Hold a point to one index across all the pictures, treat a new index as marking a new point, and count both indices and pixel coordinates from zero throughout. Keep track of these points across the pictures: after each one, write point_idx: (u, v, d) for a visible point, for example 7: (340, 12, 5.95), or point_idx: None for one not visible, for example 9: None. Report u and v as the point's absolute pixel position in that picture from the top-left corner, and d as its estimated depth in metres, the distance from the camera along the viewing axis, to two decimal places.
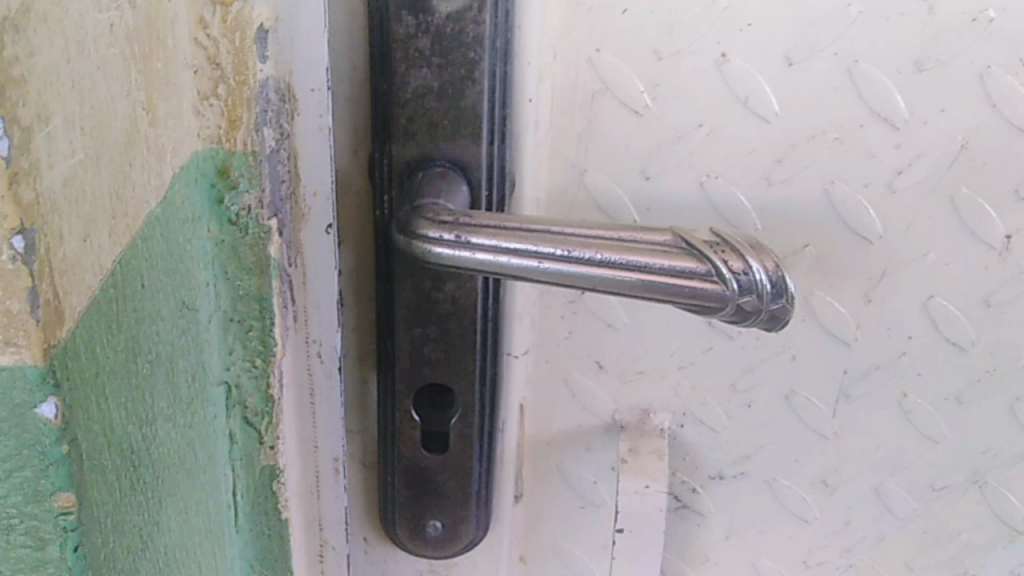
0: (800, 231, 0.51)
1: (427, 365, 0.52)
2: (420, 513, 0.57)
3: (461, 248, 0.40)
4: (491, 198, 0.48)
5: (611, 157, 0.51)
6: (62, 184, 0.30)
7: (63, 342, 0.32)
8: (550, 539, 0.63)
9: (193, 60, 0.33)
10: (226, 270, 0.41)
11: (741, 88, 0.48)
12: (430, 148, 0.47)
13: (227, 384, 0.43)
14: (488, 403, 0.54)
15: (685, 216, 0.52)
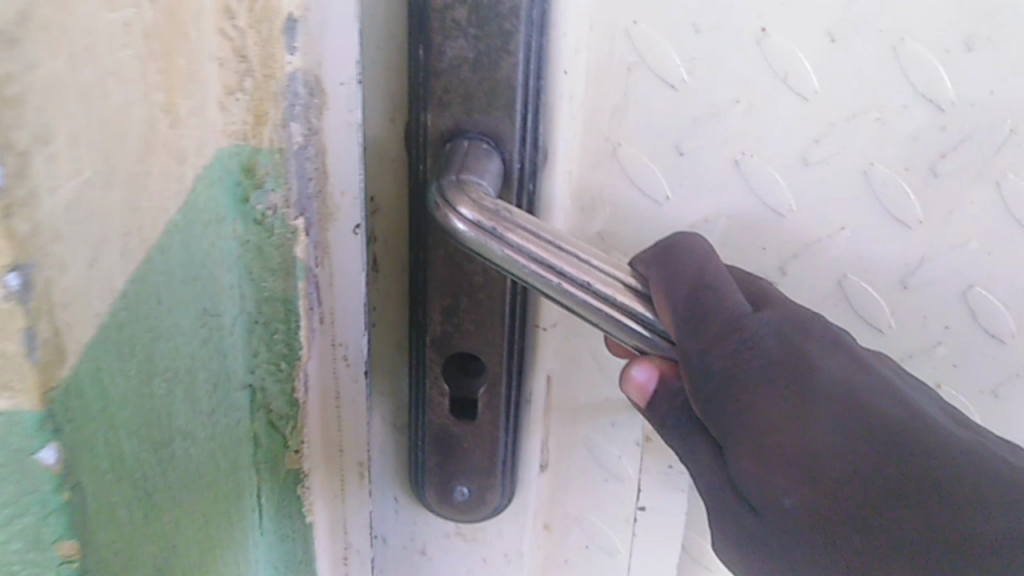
0: (833, 216, 0.46)
1: (456, 337, 0.50)
2: (441, 473, 0.54)
3: (490, 237, 0.40)
4: (522, 168, 0.45)
5: (643, 129, 0.46)
6: (65, 209, 0.22)
7: (65, 383, 0.23)
8: (573, 510, 0.59)
9: (220, 53, 0.35)
10: (251, 272, 0.40)
11: (779, 65, 0.43)
12: (463, 119, 0.44)
13: (251, 388, 0.42)
14: (516, 375, 0.52)
15: (725, 200, 0.47)
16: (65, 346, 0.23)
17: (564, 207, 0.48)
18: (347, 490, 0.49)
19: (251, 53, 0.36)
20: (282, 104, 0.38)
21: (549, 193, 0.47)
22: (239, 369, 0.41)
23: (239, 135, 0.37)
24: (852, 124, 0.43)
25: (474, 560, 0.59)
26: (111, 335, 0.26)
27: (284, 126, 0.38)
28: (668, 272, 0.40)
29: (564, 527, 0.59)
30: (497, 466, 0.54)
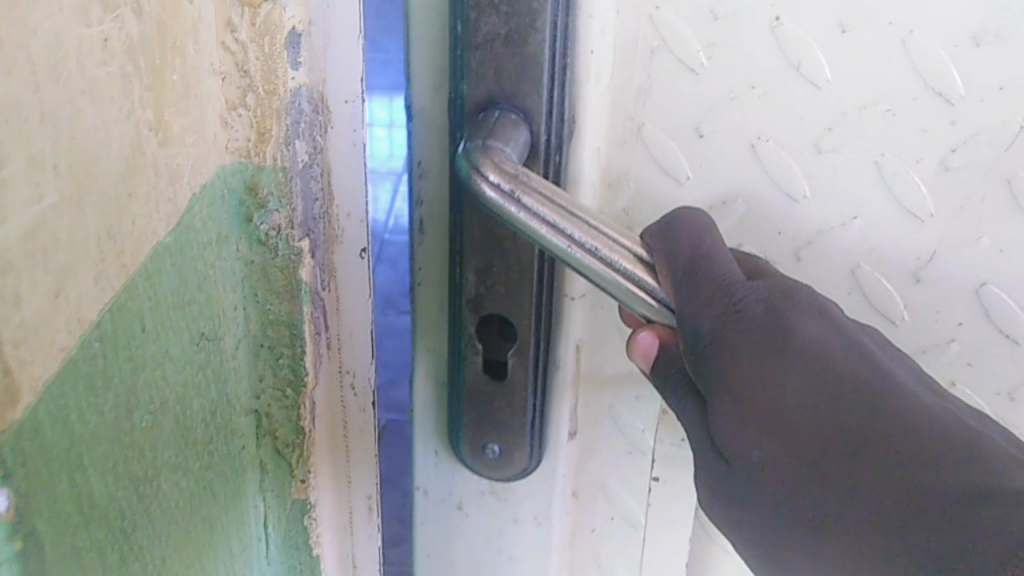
0: (848, 201, 0.43)
1: (492, 292, 0.47)
2: (475, 429, 0.52)
3: (509, 200, 0.39)
4: (549, 139, 0.43)
5: (662, 114, 0.44)
6: (17, 237, 0.21)
7: (15, 424, 0.21)
8: (597, 478, 0.54)
9: (222, 67, 0.34)
10: (257, 293, 0.38)
11: (794, 53, 0.40)
12: (495, 93, 0.43)
13: (257, 413, 0.40)
14: (545, 337, 0.49)
15: (734, 177, 0.44)
16: (17, 384, 0.21)
17: (593, 185, 0.46)
18: (357, 522, 0.48)
19: (252, 68, 0.34)
20: (284, 120, 0.36)
21: (576, 171, 0.45)
22: (246, 397, 0.39)
23: (243, 153, 0.35)
24: (862, 114, 0.41)
25: (513, 521, 0.55)
26: (80, 369, 0.24)
27: (287, 143, 0.37)
28: (667, 248, 0.39)
29: (595, 495, 0.55)
30: (533, 425, 0.51)
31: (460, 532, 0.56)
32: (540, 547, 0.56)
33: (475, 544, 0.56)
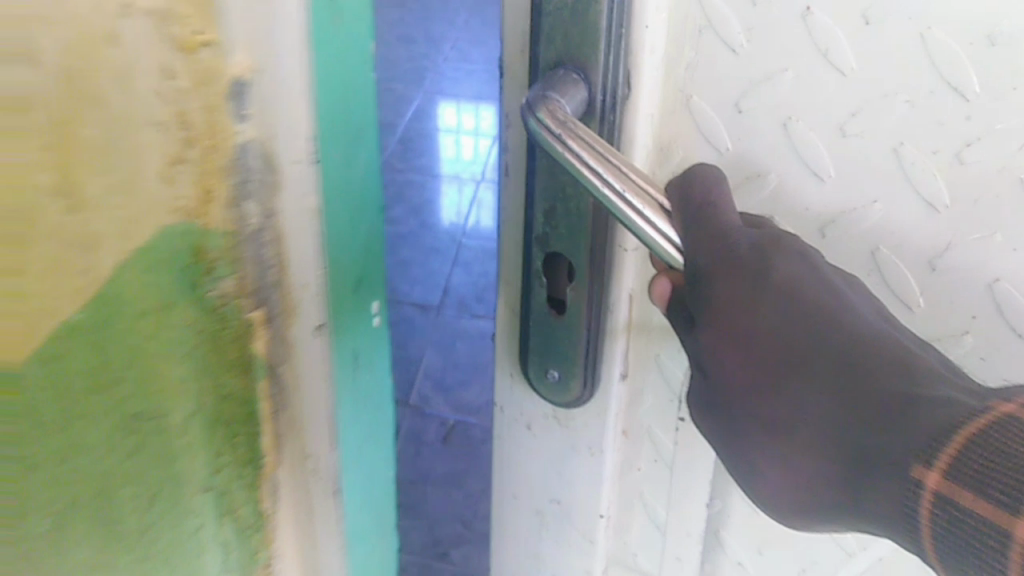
0: (879, 181, 0.39)
1: (561, 217, 0.42)
2: (537, 356, 0.46)
3: (553, 138, 0.37)
4: (608, 100, 0.40)
5: (715, 86, 0.41)
6: None
7: None
8: (640, 420, 0.49)
9: (165, 121, 0.30)
10: (211, 367, 0.36)
11: (820, 37, 0.37)
12: (562, 55, 0.39)
13: (215, 491, 0.38)
14: (602, 269, 0.43)
15: (761, 145, 0.41)
16: None
17: (646, 150, 0.43)
18: None
19: (196, 123, 0.31)
20: (231, 180, 0.33)
21: (630, 137, 0.41)
22: (189, 485, 0.36)
23: (190, 214, 0.32)
24: (883, 103, 0.37)
25: (575, 456, 0.49)
26: None
27: (235, 205, 0.34)
28: (682, 191, 0.38)
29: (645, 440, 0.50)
30: (587, 368, 0.46)
31: (525, 457, 0.51)
32: (592, 495, 0.51)
33: (535, 479, 0.52)
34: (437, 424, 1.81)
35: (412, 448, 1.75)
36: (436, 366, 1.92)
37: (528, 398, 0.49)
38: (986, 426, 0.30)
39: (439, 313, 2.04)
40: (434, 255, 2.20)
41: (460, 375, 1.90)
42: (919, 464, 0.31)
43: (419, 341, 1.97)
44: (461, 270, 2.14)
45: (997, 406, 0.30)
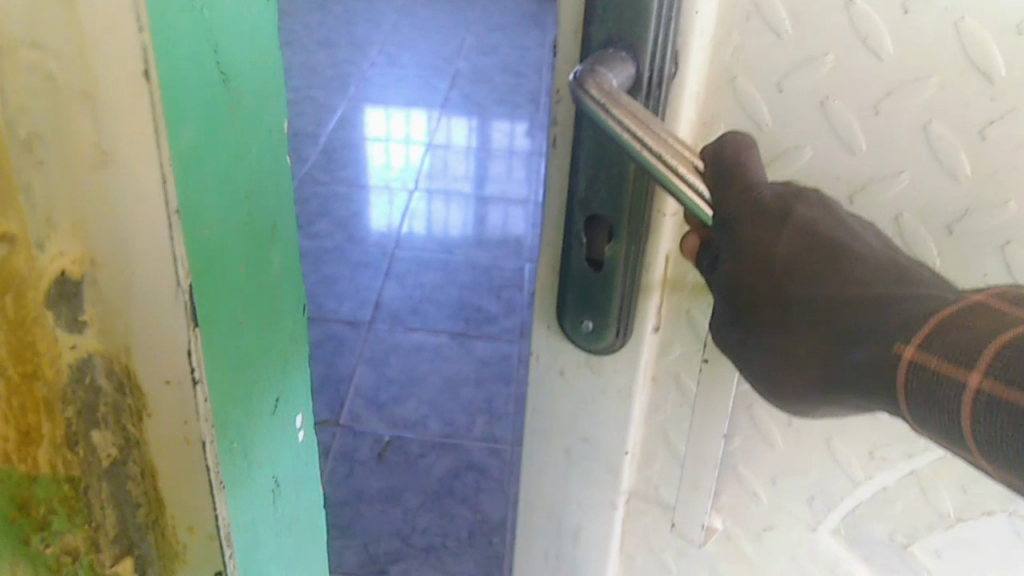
0: (904, 152, 0.49)
1: (602, 186, 0.49)
2: (576, 307, 0.53)
3: (600, 110, 0.46)
4: (653, 77, 0.49)
5: (760, 67, 0.50)
6: None
7: None
8: (669, 368, 0.56)
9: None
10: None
11: (864, 27, 0.46)
12: (613, 35, 0.49)
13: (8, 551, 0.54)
14: (640, 228, 0.50)
15: (801, 122, 0.50)
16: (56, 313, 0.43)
17: (690, 123, 0.52)
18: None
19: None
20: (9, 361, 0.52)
21: (676, 107, 0.51)
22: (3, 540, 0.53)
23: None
24: (916, 85, 0.46)
25: (607, 398, 0.56)
26: None
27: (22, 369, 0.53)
28: (715, 156, 0.47)
29: (674, 387, 0.56)
30: (620, 318, 0.52)
31: (558, 399, 0.58)
32: (619, 432, 0.58)
33: (564, 417, 0.58)
34: (370, 442, 1.93)
35: (346, 468, 1.86)
36: (368, 385, 2.07)
37: (566, 348, 0.55)
38: (948, 315, 0.38)
39: (371, 327, 2.24)
40: (363, 269, 2.46)
41: (393, 392, 2.06)
42: (900, 343, 0.39)
43: (350, 360, 2.13)
44: (393, 282, 2.40)
45: (968, 298, 0.39)
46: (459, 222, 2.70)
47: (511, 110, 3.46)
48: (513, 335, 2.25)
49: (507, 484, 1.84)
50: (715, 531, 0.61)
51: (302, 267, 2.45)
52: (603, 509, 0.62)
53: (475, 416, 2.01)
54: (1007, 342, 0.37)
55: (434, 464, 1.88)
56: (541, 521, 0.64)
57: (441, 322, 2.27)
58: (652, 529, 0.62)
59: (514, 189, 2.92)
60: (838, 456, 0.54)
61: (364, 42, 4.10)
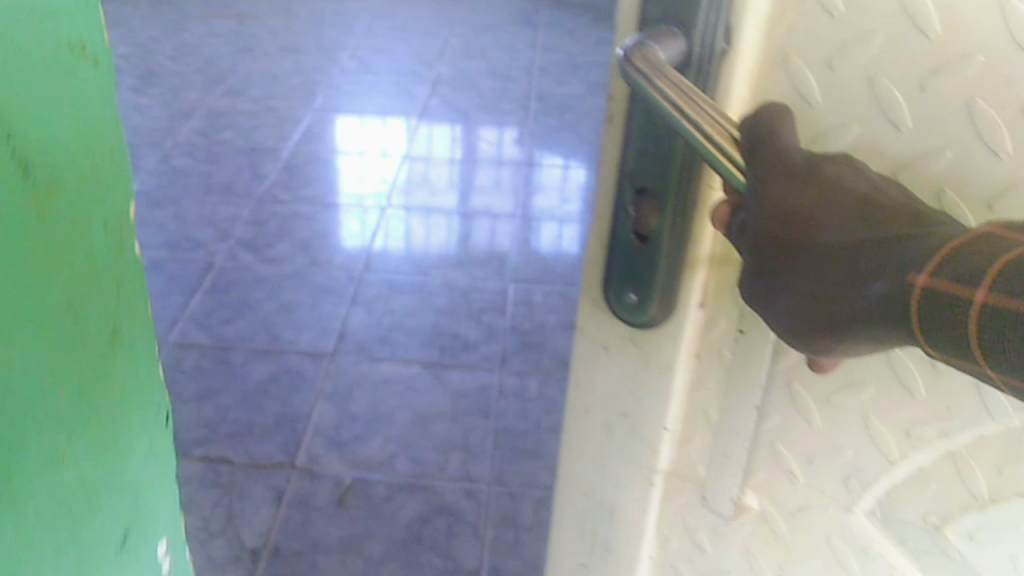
0: (947, 129, 0.49)
1: (652, 160, 0.52)
2: (624, 277, 0.57)
3: (644, 81, 0.50)
4: (705, 52, 0.52)
5: (811, 45, 0.51)
6: None
7: None
8: (713, 344, 0.59)
9: None
10: None
11: (910, 5, 0.47)
12: (668, 16, 0.52)
13: None
14: (685, 201, 0.53)
15: (848, 100, 0.51)
16: None
17: (740, 100, 0.55)
18: None
19: None
20: None
21: (727, 83, 0.54)
22: None
23: None
24: (961, 62, 0.47)
25: (649, 370, 0.62)
26: None
27: None
28: (752, 123, 0.49)
29: (718, 363, 0.59)
30: (662, 289, 0.56)
31: (609, 363, 0.64)
32: (658, 407, 0.64)
33: (612, 384, 0.65)
34: (330, 485, 1.91)
35: (301, 516, 1.84)
36: (327, 423, 2.06)
37: (614, 326, 0.62)
38: (959, 244, 0.41)
39: (332, 359, 2.26)
40: (326, 294, 2.52)
41: (357, 430, 2.05)
42: (915, 274, 0.42)
43: (308, 397, 2.14)
44: (360, 308, 2.45)
45: (978, 229, 0.41)
46: (438, 241, 2.81)
47: (497, 117, 3.64)
48: (492, 361, 2.27)
49: (481, 529, 1.80)
50: (750, 510, 0.64)
51: (259, 294, 2.51)
52: (641, 484, 0.68)
53: (448, 454, 1.98)
54: (1009, 263, 0.38)
55: (399, 511, 1.85)
56: (578, 499, 0.74)
57: (415, 351, 2.29)
58: (688, 508, 0.67)
59: (494, 207, 3.03)
60: (872, 433, 0.55)
61: (334, 46, 4.31)
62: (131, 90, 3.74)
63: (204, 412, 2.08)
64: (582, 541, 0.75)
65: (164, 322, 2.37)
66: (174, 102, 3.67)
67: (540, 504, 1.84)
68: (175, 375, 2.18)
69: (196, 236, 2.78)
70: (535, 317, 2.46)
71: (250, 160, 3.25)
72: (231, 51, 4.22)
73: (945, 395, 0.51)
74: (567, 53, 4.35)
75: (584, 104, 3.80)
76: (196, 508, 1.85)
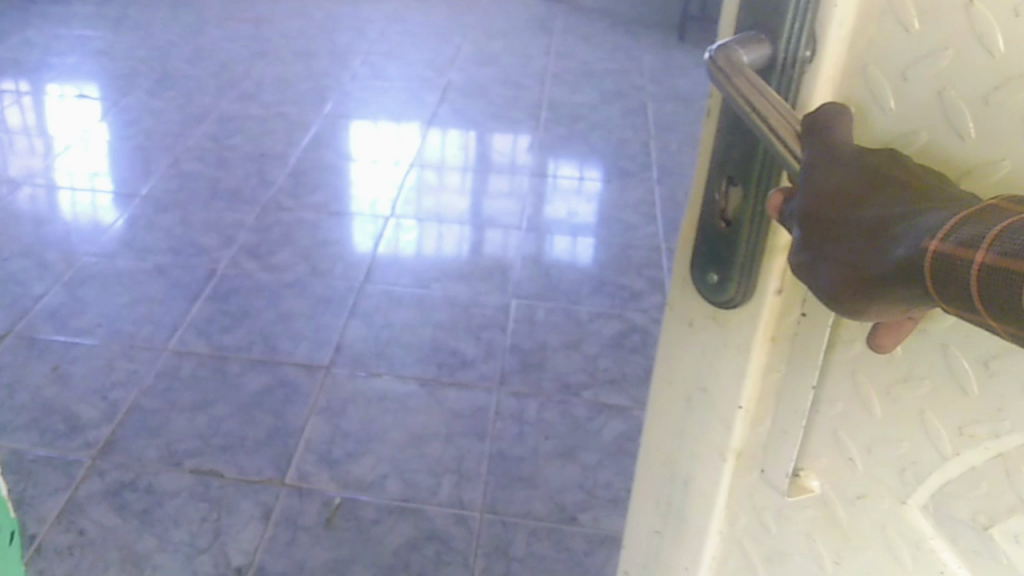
0: (1008, 143, 0.50)
1: (734, 150, 0.58)
2: (709, 260, 0.62)
3: (723, 77, 0.55)
4: (787, 57, 0.56)
5: (887, 57, 0.54)
6: None
7: None
8: (786, 330, 0.62)
9: None
10: None
11: (979, 23, 0.50)
12: (756, 23, 0.56)
13: None
14: (765, 189, 0.57)
15: (919, 111, 0.54)
16: None
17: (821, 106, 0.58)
18: None
19: None
20: None
21: (809, 90, 0.57)
22: None
23: None
24: (1020, 82, 0.49)
25: (726, 350, 0.66)
26: None
27: None
28: (814, 126, 0.53)
29: (790, 348, 0.62)
30: (740, 273, 0.60)
31: (689, 345, 0.69)
32: (731, 389, 0.67)
33: (689, 367, 0.69)
34: (318, 505, 1.93)
35: (288, 534, 1.86)
36: (320, 440, 2.08)
37: (700, 304, 0.66)
38: (970, 215, 0.45)
39: (329, 372, 2.28)
40: (329, 304, 2.55)
41: (348, 447, 2.07)
42: (929, 239, 0.46)
43: (301, 412, 2.15)
44: (359, 320, 2.48)
45: (989, 203, 0.46)
46: (450, 249, 2.85)
47: (510, 126, 3.68)
48: (490, 381, 2.28)
49: (472, 557, 1.83)
50: (811, 491, 0.66)
51: (258, 302, 2.53)
52: (714, 460, 0.71)
53: (442, 477, 2.01)
54: (1007, 229, 0.43)
55: (390, 533, 1.88)
56: (650, 472, 0.78)
57: (412, 368, 2.31)
58: (755, 487, 0.69)
59: (506, 215, 3.07)
60: (928, 428, 0.57)
61: (348, 51, 4.35)
62: (147, 93, 3.78)
63: (199, 421, 2.12)
64: (656, 516, 0.79)
65: (165, 330, 2.39)
66: (186, 105, 3.71)
67: (533, 537, 1.87)
68: (171, 384, 2.22)
69: (200, 241, 2.80)
70: (538, 334, 2.46)
71: (258, 165, 3.28)
72: (245, 55, 4.26)
73: (998, 395, 0.53)
74: (584, 61, 4.36)
75: (595, 113, 3.83)
76: (186, 523, 1.87)
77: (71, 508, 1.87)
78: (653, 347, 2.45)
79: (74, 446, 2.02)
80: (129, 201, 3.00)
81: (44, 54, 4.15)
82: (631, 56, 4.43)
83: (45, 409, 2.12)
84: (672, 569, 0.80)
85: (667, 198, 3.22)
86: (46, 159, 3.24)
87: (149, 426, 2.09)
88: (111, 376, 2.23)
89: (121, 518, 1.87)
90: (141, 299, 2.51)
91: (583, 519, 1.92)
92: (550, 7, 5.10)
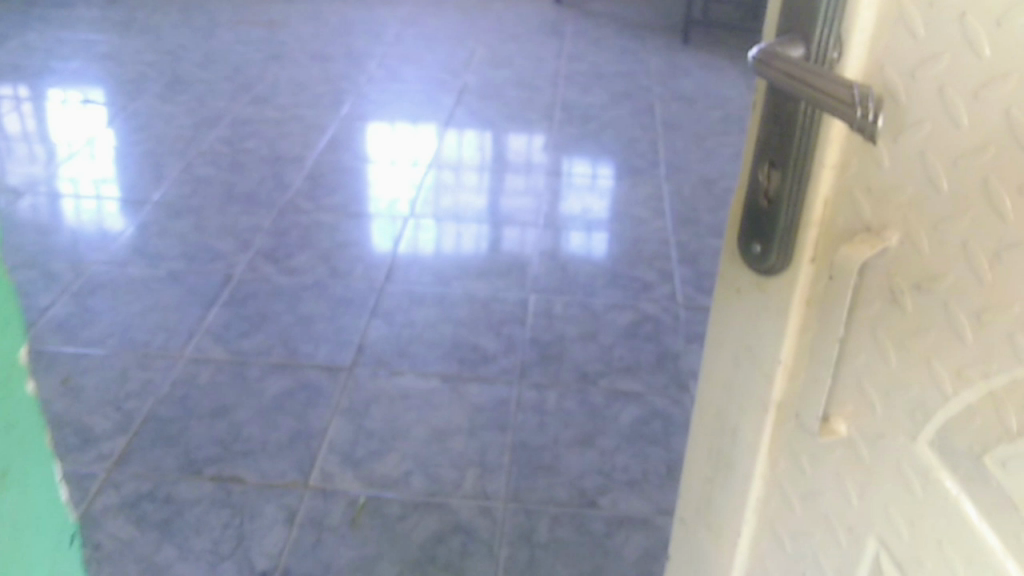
0: (992, 131, 0.60)
1: (774, 138, 0.73)
2: (755, 230, 0.78)
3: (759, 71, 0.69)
4: (816, 56, 0.68)
5: (900, 59, 0.65)
6: None
7: None
8: (819, 292, 0.76)
9: None
10: None
11: (971, 31, 0.60)
12: (789, 27, 0.69)
13: None
14: (798, 171, 0.72)
15: (925, 106, 0.64)
16: None
17: None
18: None
19: None
20: None
21: None
22: None
23: None
24: (1003, 79, 0.59)
25: (771, 313, 0.81)
26: None
27: None
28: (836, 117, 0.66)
29: (818, 307, 0.76)
30: (779, 242, 0.76)
31: (739, 305, 0.85)
32: (773, 344, 0.82)
33: (739, 325, 0.86)
34: (343, 505, 2.01)
35: (312, 537, 1.94)
36: (343, 441, 2.18)
37: (746, 274, 0.82)
38: None
39: (352, 372, 2.38)
40: (349, 304, 2.65)
41: (372, 446, 2.17)
42: None
43: (324, 413, 2.25)
44: (381, 320, 2.58)
45: None
46: (469, 246, 2.96)
47: (525, 126, 3.79)
48: (510, 375, 2.39)
49: (496, 548, 1.92)
50: (838, 434, 0.79)
51: (279, 306, 2.64)
52: (762, 412, 0.86)
53: (467, 470, 2.10)
54: None
55: (415, 527, 1.97)
56: (710, 422, 0.95)
57: (434, 364, 2.41)
58: (795, 433, 0.84)
59: (524, 213, 3.17)
60: (933, 373, 0.68)
61: (363, 55, 4.46)
62: (156, 98, 3.90)
63: (217, 429, 2.21)
64: (710, 460, 0.96)
65: (181, 337, 2.50)
66: (198, 109, 3.82)
67: (556, 523, 1.97)
68: (189, 393, 2.31)
69: (215, 247, 2.91)
70: (555, 328, 2.57)
71: (274, 168, 3.38)
72: (259, 58, 4.38)
73: (987, 342, 0.64)
74: (591, 61, 4.45)
75: (606, 113, 3.94)
76: (207, 531, 1.95)
77: (88, 521, 1.93)
78: (667, 336, 2.54)
79: (86, 460, 2.10)
80: (139, 208, 3.11)
81: (49, 61, 4.27)
82: (639, 57, 4.52)
83: (57, 423, 2.21)
84: (724, 508, 0.96)
85: (676, 194, 3.31)
86: (48, 167, 3.34)
87: (165, 435, 2.18)
88: (126, 387, 2.32)
89: (140, 530, 1.93)
90: (156, 307, 2.62)
91: (603, 503, 2.02)
92: (561, 11, 5.21)
